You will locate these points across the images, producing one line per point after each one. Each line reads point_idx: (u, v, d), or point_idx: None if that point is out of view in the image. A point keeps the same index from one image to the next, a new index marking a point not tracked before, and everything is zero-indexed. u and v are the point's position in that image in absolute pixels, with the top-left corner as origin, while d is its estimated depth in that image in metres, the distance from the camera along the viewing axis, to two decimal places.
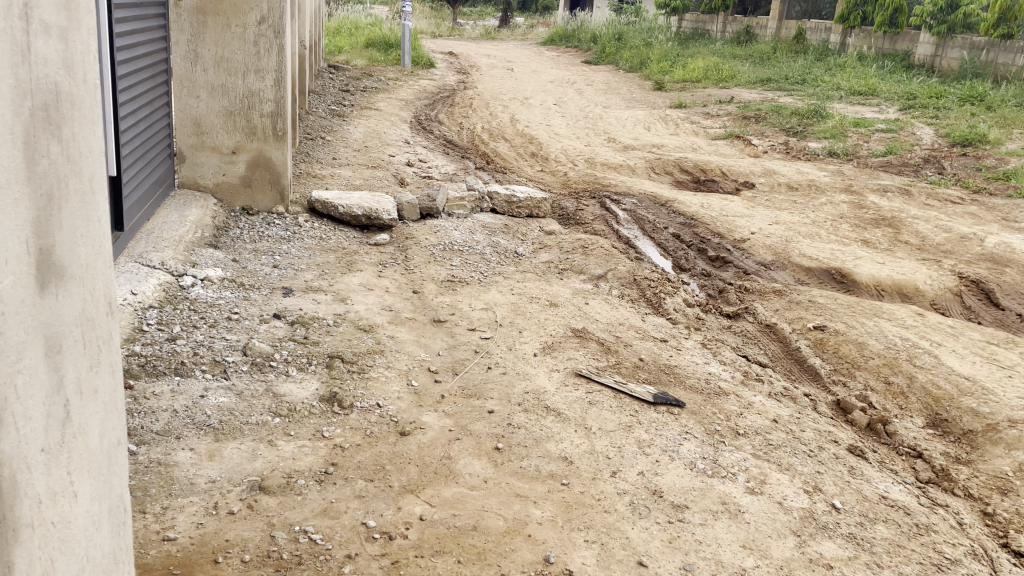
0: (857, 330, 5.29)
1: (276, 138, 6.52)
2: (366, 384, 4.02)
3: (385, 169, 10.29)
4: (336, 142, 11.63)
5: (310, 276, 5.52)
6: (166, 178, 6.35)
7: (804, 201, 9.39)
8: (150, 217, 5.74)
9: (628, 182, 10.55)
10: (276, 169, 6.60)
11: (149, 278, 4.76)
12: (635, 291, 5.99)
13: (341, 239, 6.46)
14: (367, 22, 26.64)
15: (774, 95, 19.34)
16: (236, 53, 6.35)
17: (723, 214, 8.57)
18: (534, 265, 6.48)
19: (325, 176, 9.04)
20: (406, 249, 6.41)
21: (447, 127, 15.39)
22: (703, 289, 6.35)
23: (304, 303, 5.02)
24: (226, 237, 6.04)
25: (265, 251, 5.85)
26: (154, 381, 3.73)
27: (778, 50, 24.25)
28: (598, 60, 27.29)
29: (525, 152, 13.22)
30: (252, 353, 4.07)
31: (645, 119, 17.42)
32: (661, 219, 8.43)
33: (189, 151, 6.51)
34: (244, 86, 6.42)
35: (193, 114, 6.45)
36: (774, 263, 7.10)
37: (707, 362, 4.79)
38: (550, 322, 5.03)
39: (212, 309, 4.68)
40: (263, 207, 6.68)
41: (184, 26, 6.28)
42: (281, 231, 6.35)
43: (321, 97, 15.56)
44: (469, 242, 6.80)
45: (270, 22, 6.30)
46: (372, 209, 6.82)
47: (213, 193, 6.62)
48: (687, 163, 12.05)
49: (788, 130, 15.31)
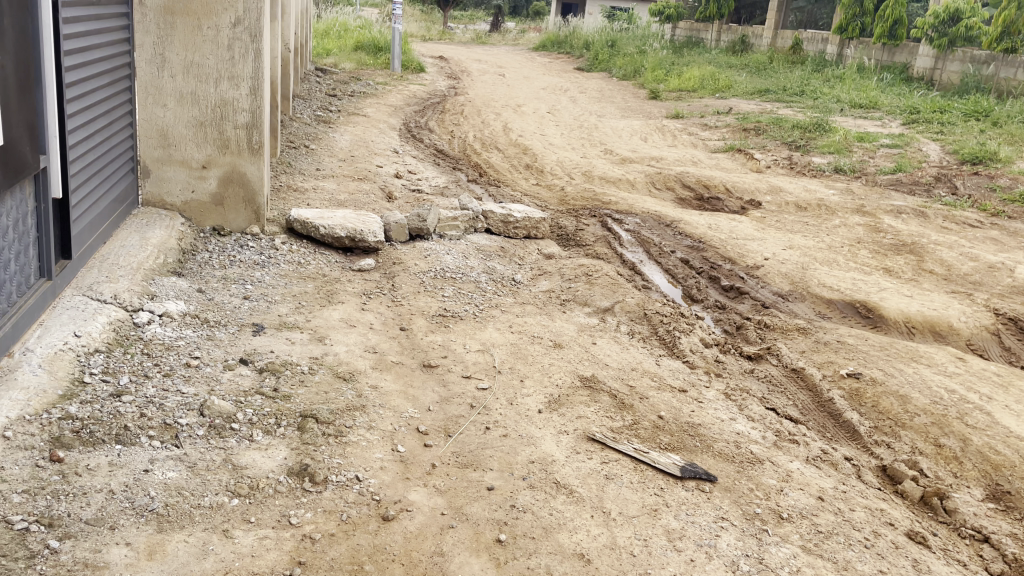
0: (896, 380, 4.76)
1: (251, 151, 5.94)
2: (344, 450, 3.43)
3: (372, 181, 9.71)
4: (321, 151, 11.03)
5: (285, 309, 4.92)
6: (129, 194, 5.74)
7: (815, 223, 8.87)
8: (107, 240, 5.14)
9: (629, 199, 10.02)
10: (251, 186, 6.02)
11: (98, 315, 4.16)
12: (645, 327, 5.44)
13: (322, 264, 5.88)
14: (356, 25, 26.05)
15: (772, 106, 18.90)
16: (207, 57, 5.76)
17: (732, 237, 8.03)
18: (534, 295, 5.91)
19: (308, 189, 8.44)
20: (394, 276, 5.84)
21: (438, 135, 14.83)
22: (718, 325, 5.80)
23: (276, 344, 4.42)
24: (192, 262, 5.44)
25: (235, 279, 5.26)
26: (90, 451, 3.13)
27: (775, 60, 23.86)
28: (590, 67, 26.79)
29: (520, 164, 12.67)
30: (211, 413, 3.47)
31: (641, 130, 16.92)
32: (667, 241, 7.89)
33: (154, 165, 5.90)
34: (216, 95, 5.83)
35: (159, 124, 5.84)
36: (792, 295, 6.57)
37: (733, 418, 4.22)
38: (555, 367, 4.46)
39: (169, 353, 4.08)
40: (236, 227, 6.09)
41: (149, 27, 5.67)
42: (255, 255, 5.75)
43: (307, 103, 14.98)
44: (463, 268, 6.22)
45: (245, 25, 5.72)
46: (356, 229, 6.23)
47: (181, 211, 6.01)
48: (689, 178, 11.54)
49: (790, 143, 14.85)
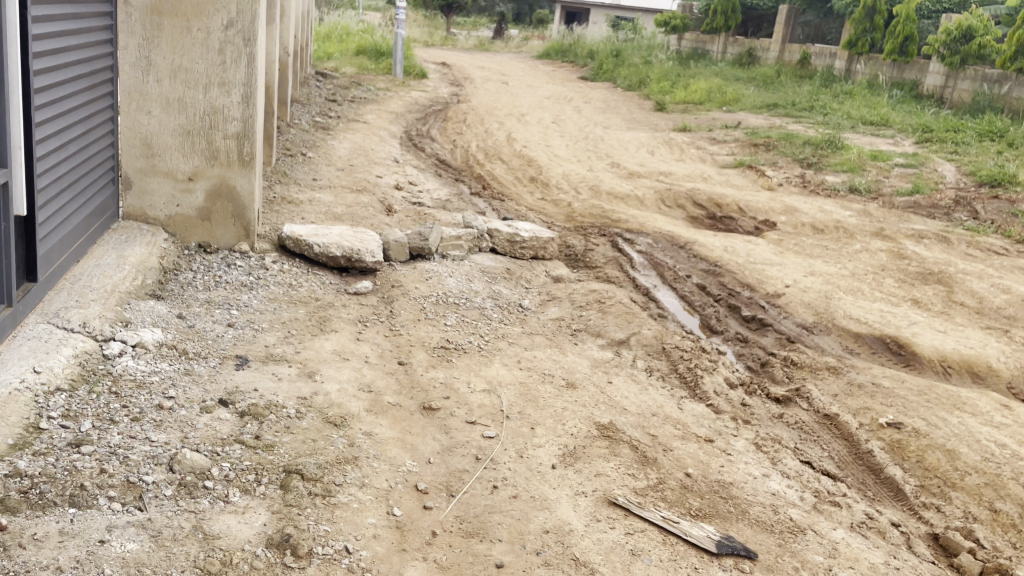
0: (941, 432, 4.36)
1: (241, 163, 5.53)
2: (332, 515, 3.01)
3: (371, 193, 9.30)
4: (319, 160, 10.62)
5: (272, 339, 4.50)
6: (108, 207, 5.33)
7: (835, 248, 8.47)
8: (80, 258, 4.72)
9: (639, 217, 9.63)
10: (241, 200, 5.60)
11: (62, 347, 3.73)
12: (664, 364, 5.02)
13: (316, 286, 5.46)
14: (359, 29, 25.70)
15: (781, 122, 18.54)
16: (197, 62, 5.35)
17: (749, 261, 7.62)
18: (543, 324, 5.50)
19: (303, 201, 8.02)
20: (393, 300, 5.42)
21: (440, 144, 14.44)
22: (741, 361, 5.39)
23: (261, 381, 4.00)
24: (174, 283, 5.02)
25: (219, 304, 4.85)
26: (38, 516, 2.70)
27: (782, 74, 23.53)
28: (595, 77, 26.41)
29: (525, 177, 12.27)
30: (181, 469, 3.05)
31: (648, 143, 16.54)
32: (682, 264, 7.49)
33: (136, 175, 5.49)
34: (205, 102, 5.41)
35: (142, 132, 5.43)
36: (817, 327, 6.16)
37: (767, 474, 3.81)
38: (568, 412, 4.03)
39: (140, 391, 3.65)
40: (224, 244, 5.67)
41: (134, 28, 5.27)
42: (243, 276, 5.33)
43: (306, 108, 14.59)
44: (468, 292, 5.80)
45: (238, 27, 5.30)
46: (353, 248, 5.81)
47: (164, 226, 5.59)
48: (701, 196, 11.14)
49: (801, 161, 14.48)
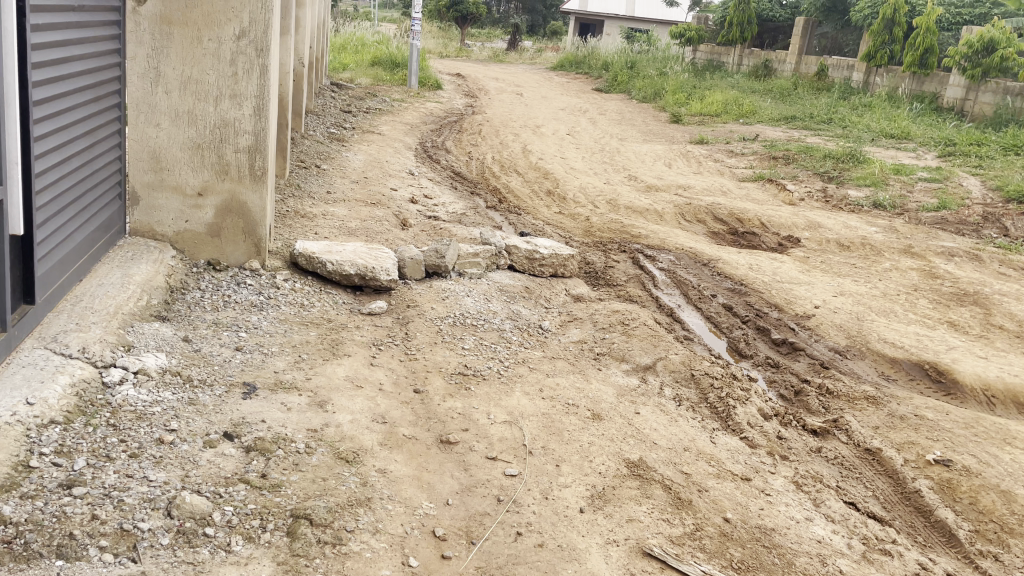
0: (994, 472, 4.11)
1: (253, 178, 5.32)
2: (343, 566, 2.77)
3: (385, 207, 9.09)
4: (332, 172, 10.44)
5: (281, 365, 4.27)
6: (114, 222, 5.14)
7: (864, 266, 8.19)
8: (82, 277, 4.51)
9: (660, 232, 9.37)
10: (252, 216, 5.39)
11: (59, 375, 3.51)
12: (693, 392, 4.76)
13: (328, 306, 5.24)
14: (374, 40, 25.62)
15: (800, 134, 18.26)
16: (207, 73, 5.14)
17: (776, 280, 7.36)
18: (565, 348, 5.25)
19: (316, 215, 7.82)
20: (409, 321, 5.19)
21: (454, 155, 14.26)
22: (773, 389, 5.13)
23: (269, 411, 3.77)
24: (180, 303, 4.81)
25: (227, 326, 4.63)
26: (21, 570, 2.47)
27: (799, 86, 23.25)
28: (609, 88, 26.21)
29: (541, 190, 12.05)
30: (179, 514, 2.82)
31: (665, 155, 16.31)
32: (706, 283, 7.23)
33: (144, 191, 5.29)
34: (216, 114, 5.21)
35: (151, 146, 5.23)
36: (850, 351, 5.89)
37: (811, 518, 3.54)
38: (595, 448, 3.78)
39: (140, 424, 3.42)
40: (234, 261, 5.46)
41: (143, 38, 5.07)
42: (253, 295, 5.11)
43: (320, 119, 14.44)
44: (486, 312, 5.57)
45: (251, 38, 5.10)
46: (367, 266, 5.60)
47: (172, 242, 5.38)
48: (722, 211, 10.88)
49: (823, 174, 14.19)
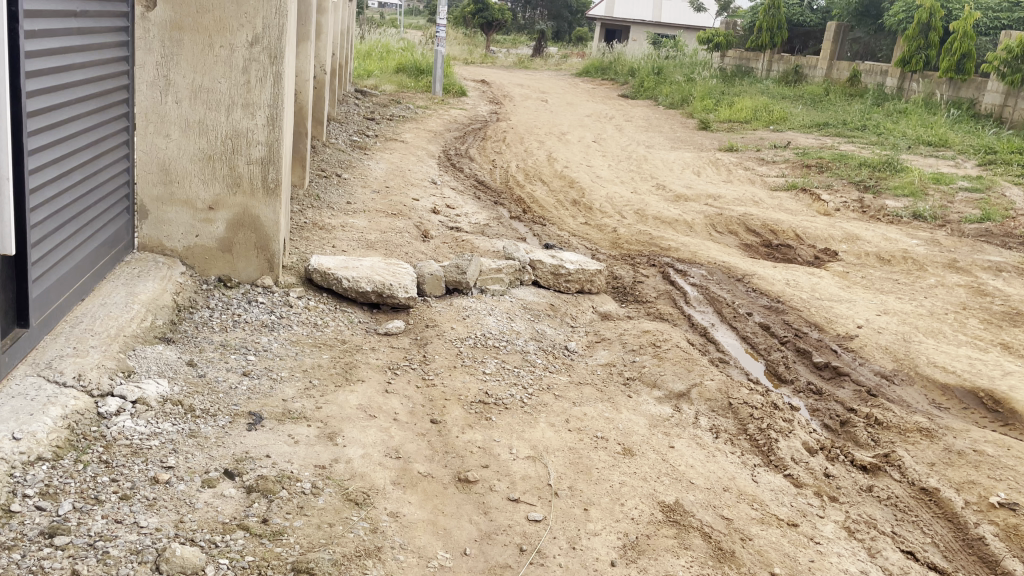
0: None
1: (266, 191, 5.09)
2: None
3: (406, 217, 8.86)
4: (354, 181, 10.23)
5: (290, 392, 4.01)
6: (121, 237, 4.92)
7: (906, 283, 7.80)
8: (84, 297, 4.30)
9: (690, 244, 9.03)
10: (264, 231, 5.16)
11: (51, 406, 3.27)
12: (731, 422, 4.43)
13: (343, 326, 4.99)
14: (399, 46, 25.51)
15: (833, 141, 17.79)
16: (219, 81, 4.92)
17: (814, 297, 6.99)
18: (592, 372, 4.94)
19: (335, 227, 7.59)
20: (427, 342, 4.92)
21: (478, 164, 14.01)
22: (816, 419, 4.79)
23: (275, 445, 3.50)
24: (187, 323, 4.57)
25: (235, 348, 4.38)
26: None
27: (831, 92, 22.74)
28: (635, 94, 25.86)
29: (566, 199, 11.75)
30: (169, 569, 2.56)
31: (693, 163, 15.94)
32: (740, 300, 6.89)
33: (153, 205, 5.08)
34: (228, 124, 4.99)
35: (160, 157, 5.01)
36: (898, 376, 5.52)
37: (866, 571, 3.22)
38: (627, 489, 3.47)
39: (135, 460, 3.18)
40: (246, 278, 5.22)
41: (152, 45, 4.86)
42: (264, 314, 4.87)
43: (343, 126, 14.27)
44: (508, 332, 5.27)
45: (264, 44, 4.86)
46: (385, 283, 5.34)
47: (182, 257, 5.16)
48: (754, 222, 10.51)
49: (858, 184, 13.76)
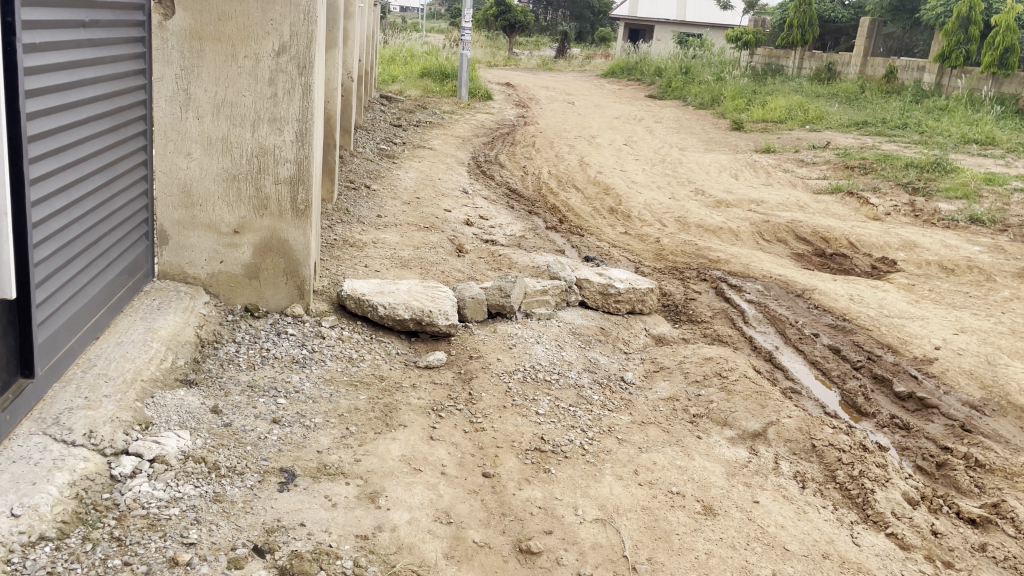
0: None
1: (295, 212, 4.69)
2: None
3: (439, 231, 8.45)
4: (383, 192, 9.84)
5: (325, 443, 3.59)
6: (139, 265, 4.54)
7: (978, 295, 7.24)
8: (99, 335, 3.92)
9: (739, 254, 8.53)
10: (294, 255, 4.76)
11: (57, 471, 2.90)
12: (817, 468, 3.96)
13: (381, 359, 4.57)
14: (422, 51, 25.21)
15: (874, 140, 17.15)
16: (243, 95, 4.52)
17: (883, 314, 6.47)
18: (654, 408, 4.47)
19: (366, 244, 7.19)
20: (472, 377, 4.48)
21: (509, 170, 13.59)
22: (907, 460, 4.30)
23: (310, 510, 3.08)
24: (211, 361, 4.17)
25: (264, 390, 3.96)
26: None
27: (867, 89, 21.99)
28: (663, 95, 25.31)
29: (603, 207, 11.28)
30: None
31: (730, 165, 15.37)
32: (803, 318, 6.39)
33: (174, 229, 4.69)
34: (254, 141, 4.59)
35: (181, 178, 4.63)
36: (989, 406, 5.00)
37: None
38: (713, 562, 3.02)
39: (152, 535, 2.79)
40: (276, 306, 4.83)
41: (171, 57, 4.47)
42: (295, 348, 4.46)
43: (369, 134, 13.92)
44: (560, 363, 4.81)
45: (292, 53, 4.46)
46: (424, 310, 4.91)
47: (205, 285, 4.77)
48: (804, 228, 9.97)
49: (906, 185, 13.17)
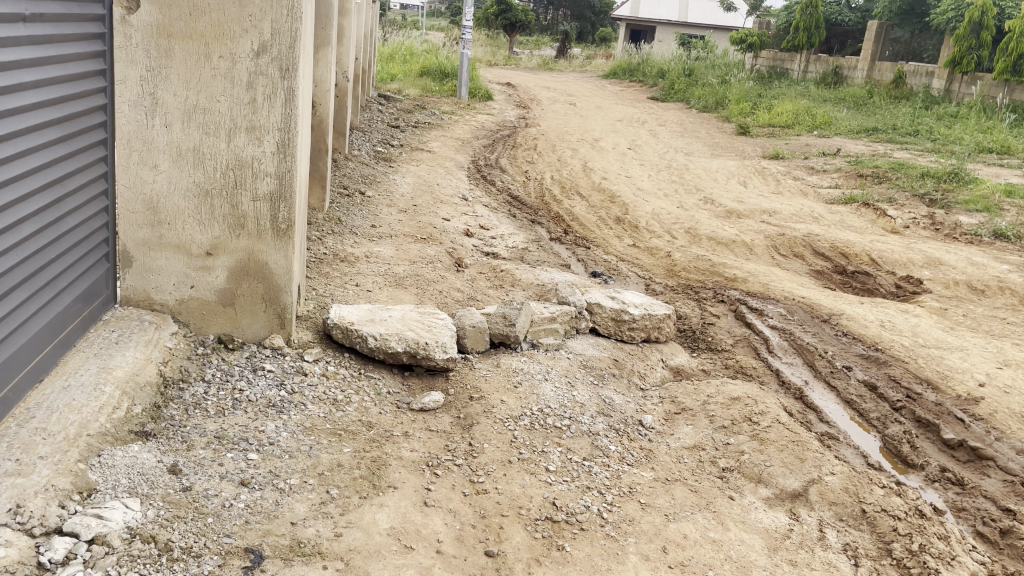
0: None
1: (276, 232, 4.16)
2: None
3: (437, 243, 7.94)
4: (378, 199, 9.33)
5: (301, 511, 3.06)
6: (98, 290, 4.01)
7: (1017, 323, 6.74)
8: (42, 378, 3.39)
9: (755, 271, 8.03)
10: (273, 280, 4.23)
11: None
12: (870, 540, 3.45)
13: (370, 400, 4.05)
14: (421, 49, 24.71)
15: (886, 148, 16.66)
16: (218, 100, 3.98)
17: (919, 344, 5.97)
18: (678, 460, 3.96)
19: (359, 258, 6.67)
20: (472, 423, 3.95)
21: (510, 175, 13.07)
22: (965, 525, 3.80)
23: None
24: (175, 406, 3.64)
25: (233, 443, 3.44)
26: None
27: (875, 94, 21.50)
28: (666, 97, 24.78)
29: (608, 216, 10.76)
30: None
31: (738, 172, 14.86)
32: (832, 347, 5.88)
33: (138, 250, 4.16)
34: (230, 152, 4.06)
35: (147, 193, 4.09)
36: None
37: None
38: None
39: None
40: (253, 336, 4.32)
41: (135, 56, 3.92)
42: (273, 388, 3.94)
43: (365, 135, 13.40)
44: (572, 404, 4.29)
45: (273, 54, 3.93)
46: (419, 341, 4.39)
47: (173, 312, 4.24)
48: (822, 242, 9.46)
49: (922, 196, 12.68)
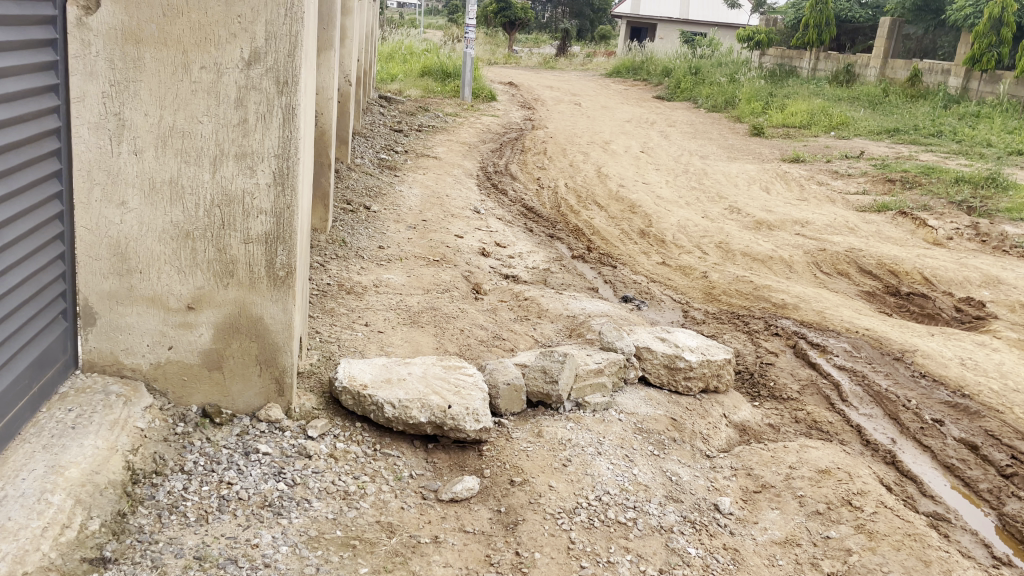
0: None
1: (272, 282, 3.40)
2: None
3: (452, 265, 7.19)
4: (385, 214, 8.58)
5: None
6: (54, 356, 3.24)
7: None
8: None
9: (803, 294, 7.26)
10: (268, 338, 3.47)
11: None
12: None
13: (390, 489, 3.29)
14: (422, 48, 23.93)
15: (911, 150, 15.88)
16: (200, 120, 3.22)
17: (1012, 389, 5.21)
18: (772, 562, 3.22)
19: (367, 289, 5.91)
20: (517, 520, 3.18)
21: (521, 182, 12.31)
22: None
23: None
24: (143, 514, 2.88)
25: (217, 567, 2.67)
26: None
27: (890, 93, 20.62)
28: (673, 96, 24.01)
29: (631, 228, 10.00)
30: None
31: (760, 177, 14.08)
32: (912, 393, 5.11)
33: (104, 305, 3.39)
34: (215, 185, 3.29)
35: (114, 236, 3.32)
36: None
37: None
38: None
39: None
40: (245, 406, 3.56)
41: (95, 67, 3.14)
42: (269, 478, 3.17)
43: (367, 141, 12.64)
44: (634, 486, 3.53)
45: (267, 64, 3.18)
46: (445, 409, 3.61)
47: (148, 379, 3.48)
48: (867, 258, 8.68)
49: (960, 204, 11.90)
